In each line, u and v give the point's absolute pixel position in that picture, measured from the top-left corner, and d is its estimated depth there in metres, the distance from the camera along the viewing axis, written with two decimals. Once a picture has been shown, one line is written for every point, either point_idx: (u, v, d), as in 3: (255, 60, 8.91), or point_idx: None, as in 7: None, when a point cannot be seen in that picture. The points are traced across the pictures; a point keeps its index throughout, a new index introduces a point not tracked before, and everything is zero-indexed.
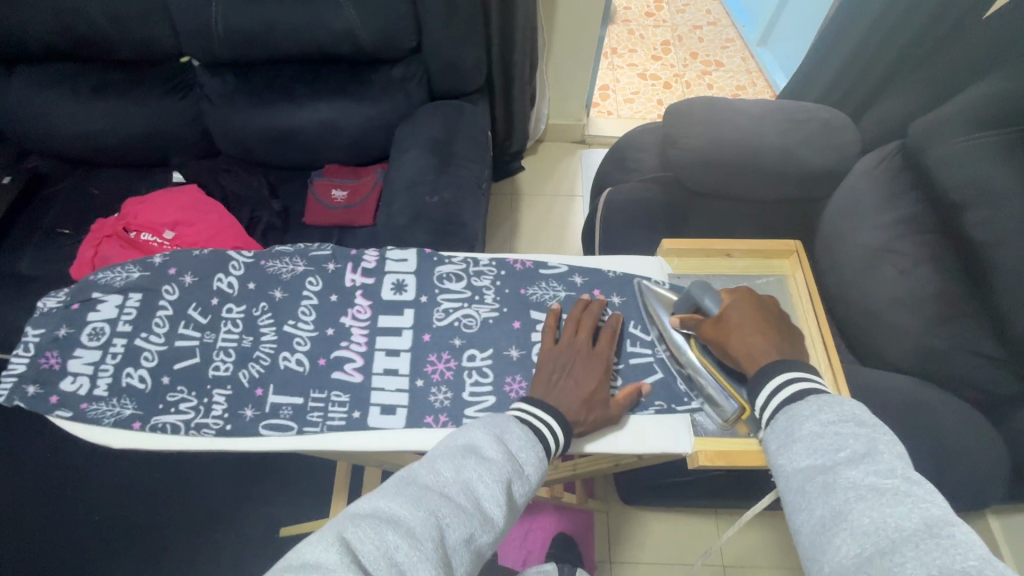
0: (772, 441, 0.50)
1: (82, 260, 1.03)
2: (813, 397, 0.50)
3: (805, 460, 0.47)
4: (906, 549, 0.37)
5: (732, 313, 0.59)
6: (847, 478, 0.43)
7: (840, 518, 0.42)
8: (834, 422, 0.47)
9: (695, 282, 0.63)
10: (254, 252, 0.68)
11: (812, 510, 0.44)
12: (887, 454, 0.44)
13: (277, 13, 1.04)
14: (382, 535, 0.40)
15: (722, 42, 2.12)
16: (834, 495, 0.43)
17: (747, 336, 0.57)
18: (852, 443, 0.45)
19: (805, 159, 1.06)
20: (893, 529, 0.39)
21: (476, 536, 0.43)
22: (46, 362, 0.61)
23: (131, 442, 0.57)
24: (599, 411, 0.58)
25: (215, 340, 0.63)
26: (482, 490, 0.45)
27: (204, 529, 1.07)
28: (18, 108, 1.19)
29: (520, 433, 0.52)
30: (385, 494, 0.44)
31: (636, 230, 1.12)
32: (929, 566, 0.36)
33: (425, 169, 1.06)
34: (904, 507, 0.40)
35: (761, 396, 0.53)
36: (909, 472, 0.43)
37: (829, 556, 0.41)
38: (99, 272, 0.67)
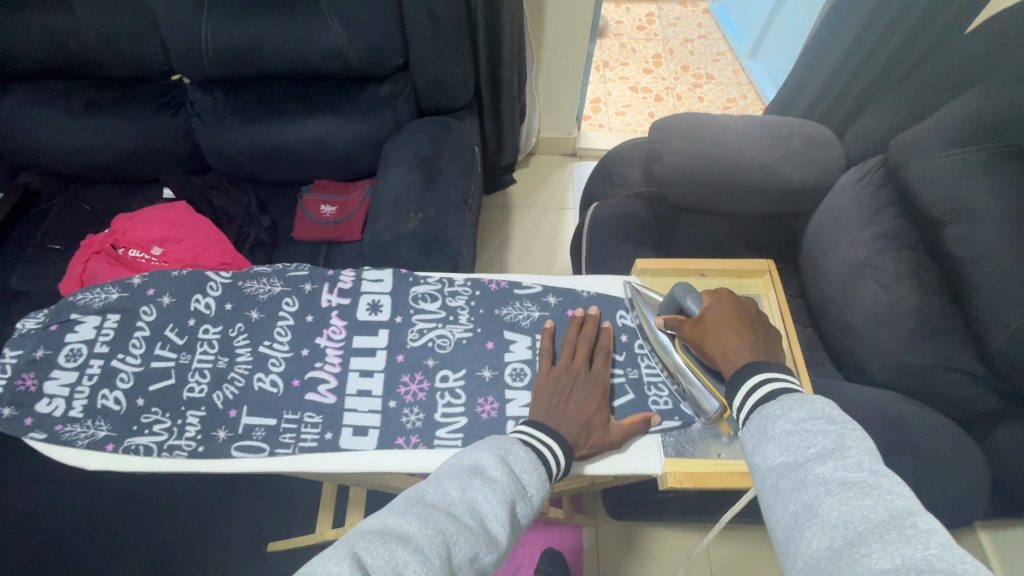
0: (747, 441, 0.49)
1: (71, 276, 1.04)
2: (784, 397, 0.49)
3: (778, 458, 0.45)
4: (871, 540, 0.36)
5: (709, 314, 0.60)
6: (817, 474, 0.42)
7: (811, 514, 0.40)
8: (804, 419, 0.46)
9: (678, 284, 0.64)
10: (232, 272, 0.69)
11: (785, 506, 0.42)
12: (856, 448, 0.43)
13: (265, 32, 1.05)
14: (392, 551, 0.38)
15: (713, 55, 2.14)
16: (804, 491, 0.42)
17: (722, 335, 0.57)
18: (820, 439, 0.44)
19: (788, 174, 1.07)
20: (860, 520, 0.38)
21: (481, 557, 0.41)
22: (23, 384, 0.61)
23: (105, 464, 0.58)
24: (598, 434, 0.59)
25: (191, 361, 0.63)
26: (487, 512, 0.44)
27: (193, 545, 1.08)
28: (11, 126, 1.21)
29: (525, 455, 0.51)
30: (394, 511, 0.42)
31: (622, 245, 1.13)
32: (893, 556, 0.35)
33: (412, 184, 1.07)
34: (870, 498, 0.39)
35: (739, 393, 0.52)
36: (877, 464, 0.41)
37: (801, 554, 0.39)
38: (79, 293, 0.67)
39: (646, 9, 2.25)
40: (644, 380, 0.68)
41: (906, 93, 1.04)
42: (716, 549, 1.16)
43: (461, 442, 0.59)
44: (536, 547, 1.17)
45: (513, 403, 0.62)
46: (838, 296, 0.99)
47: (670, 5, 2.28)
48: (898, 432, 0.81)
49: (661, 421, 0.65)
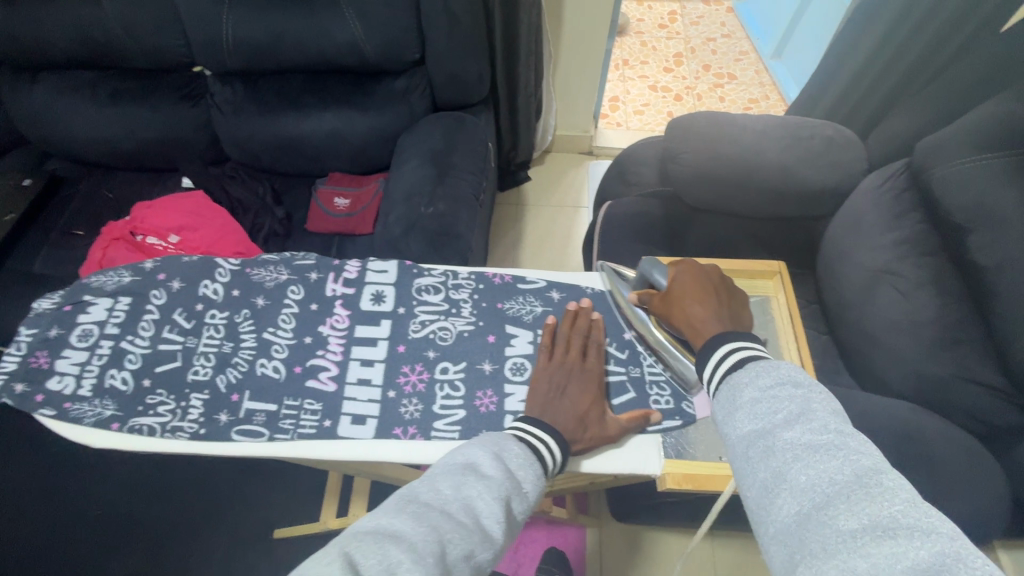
0: (717, 410, 0.48)
1: (91, 261, 1.06)
2: (749, 366, 0.47)
3: (746, 426, 0.44)
4: (839, 502, 0.36)
5: (674, 286, 0.60)
6: (785, 440, 0.41)
7: (780, 480, 0.39)
8: (770, 386, 0.45)
9: (645, 259, 0.65)
10: (241, 259, 0.70)
11: (755, 474, 0.41)
12: (821, 410, 0.42)
13: (284, 25, 1.07)
14: (384, 552, 0.37)
15: (736, 54, 2.10)
16: (773, 458, 0.40)
17: (685, 305, 0.57)
18: (787, 404, 0.43)
19: (807, 176, 1.05)
20: (827, 482, 0.37)
21: (476, 553, 0.41)
22: (35, 361, 0.63)
23: (110, 442, 0.59)
24: (595, 427, 0.58)
25: (197, 345, 0.64)
26: (482, 509, 0.44)
27: (202, 528, 1.10)
28: (40, 114, 1.25)
29: (521, 452, 0.51)
30: (386, 511, 0.41)
31: (635, 244, 1.12)
32: (863, 516, 0.35)
33: (423, 179, 1.07)
34: (837, 459, 0.38)
35: (710, 362, 0.50)
36: (843, 424, 0.41)
37: (771, 519, 0.39)
38: (93, 276, 0.69)
39: (669, 7, 2.23)
40: (646, 379, 0.67)
41: (933, 95, 1.01)
42: (724, 556, 1.14)
43: (459, 434, 0.59)
44: (539, 546, 1.17)
45: (513, 397, 0.61)
46: (856, 303, 0.96)
47: (693, 3, 2.25)
48: (914, 444, 0.79)
49: (662, 421, 0.63)
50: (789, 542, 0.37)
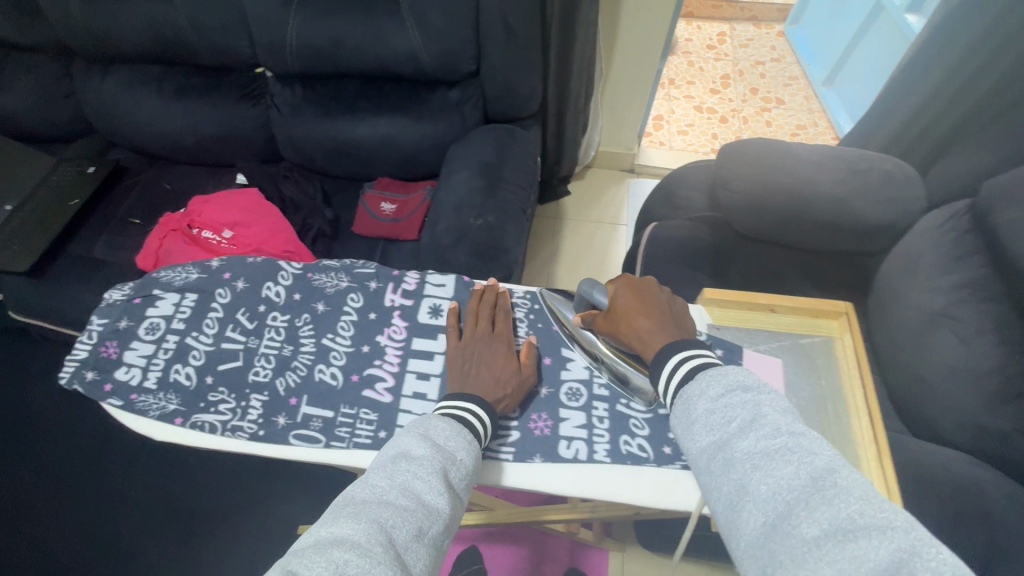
0: (677, 425, 0.51)
1: (148, 251, 1.11)
2: (700, 376, 0.52)
3: (705, 439, 0.48)
4: (800, 509, 0.39)
5: (617, 303, 0.61)
6: (742, 449, 0.45)
7: (743, 492, 0.43)
8: (722, 395, 0.49)
9: (584, 281, 0.66)
10: (303, 264, 0.72)
11: (720, 488, 0.45)
12: (772, 415, 0.46)
13: (345, 31, 1.10)
14: (327, 556, 0.37)
15: (785, 79, 2.07)
16: (734, 470, 0.44)
17: (634, 320, 0.59)
18: (740, 412, 0.47)
19: (864, 211, 1.02)
20: (786, 490, 0.40)
21: (426, 530, 0.43)
22: (105, 351, 0.65)
23: (172, 436, 0.60)
24: (513, 384, 0.61)
25: (258, 345, 0.65)
26: (420, 488, 0.46)
27: (238, 520, 1.15)
28: (109, 105, 1.30)
29: (446, 426, 0.53)
30: (323, 522, 0.41)
31: (679, 268, 1.11)
32: (821, 522, 0.37)
33: (473, 190, 1.08)
34: (792, 464, 0.41)
35: (663, 373, 0.54)
36: (793, 424, 0.44)
37: (740, 533, 0.42)
38: (161, 271, 0.71)
39: (718, 28, 2.23)
40: None
41: (1000, 135, 0.98)
42: None
43: (512, 457, 0.60)
44: (562, 565, 1.16)
45: (567, 422, 0.63)
46: (910, 346, 0.93)
47: (743, 26, 2.24)
48: (970, 500, 0.75)
49: None
50: (758, 552, 0.40)
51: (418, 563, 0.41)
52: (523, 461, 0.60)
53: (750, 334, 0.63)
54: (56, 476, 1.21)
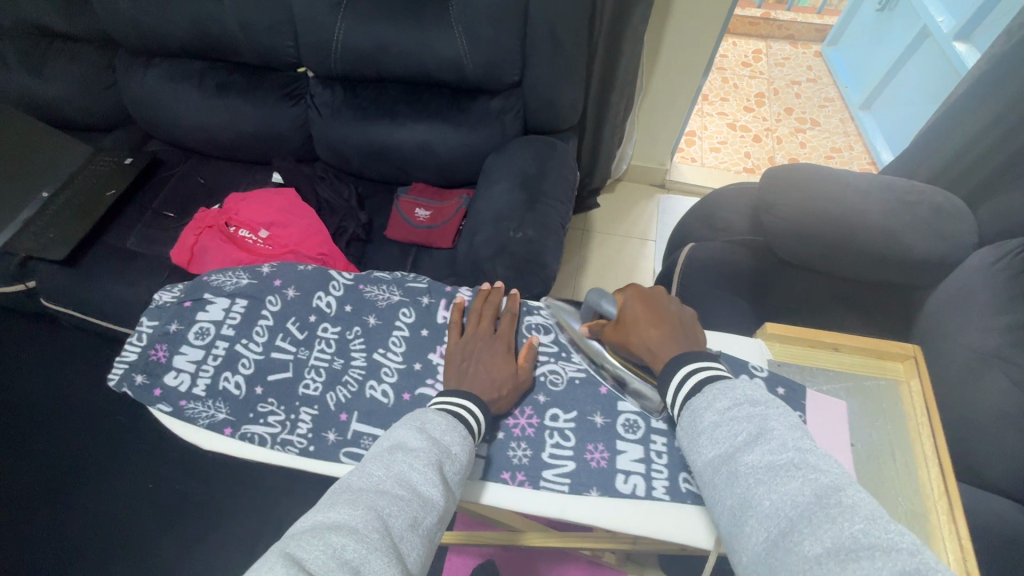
0: (684, 436, 0.54)
1: (183, 246, 1.11)
2: (708, 388, 0.54)
3: (711, 452, 0.50)
4: (802, 526, 0.41)
5: (626, 313, 0.62)
6: (746, 463, 0.47)
7: (747, 507, 0.45)
8: (729, 409, 0.51)
9: (591, 290, 0.65)
10: (354, 274, 0.71)
11: (725, 501, 0.47)
12: (779, 431, 0.48)
13: (392, 37, 1.09)
14: (326, 540, 0.41)
15: (821, 100, 2.05)
16: (738, 484, 0.46)
17: (643, 331, 0.60)
18: (745, 426, 0.49)
19: (912, 244, 1.00)
20: (790, 506, 0.42)
21: (421, 519, 0.46)
22: (155, 354, 0.65)
23: (221, 446, 0.59)
24: (510, 384, 0.62)
25: (308, 357, 0.65)
26: (416, 479, 0.48)
27: (257, 522, 1.14)
28: (150, 98, 1.31)
29: (441, 419, 0.55)
30: (321, 508, 0.44)
31: (717, 292, 1.09)
32: (824, 539, 0.39)
33: (513, 203, 1.07)
34: (796, 480, 0.43)
35: (670, 387, 0.56)
36: (798, 439, 0.46)
37: (744, 545, 0.44)
38: (211, 274, 0.71)
39: (754, 45, 2.21)
40: None
41: None
42: None
43: (568, 488, 0.58)
44: None
45: (625, 454, 0.60)
46: (956, 386, 0.90)
47: (780, 44, 2.22)
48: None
49: None
50: (762, 566, 0.42)
51: (412, 552, 0.44)
52: (580, 494, 0.58)
53: (814, 372, 0.61)
54: (79, 466, 1.21)
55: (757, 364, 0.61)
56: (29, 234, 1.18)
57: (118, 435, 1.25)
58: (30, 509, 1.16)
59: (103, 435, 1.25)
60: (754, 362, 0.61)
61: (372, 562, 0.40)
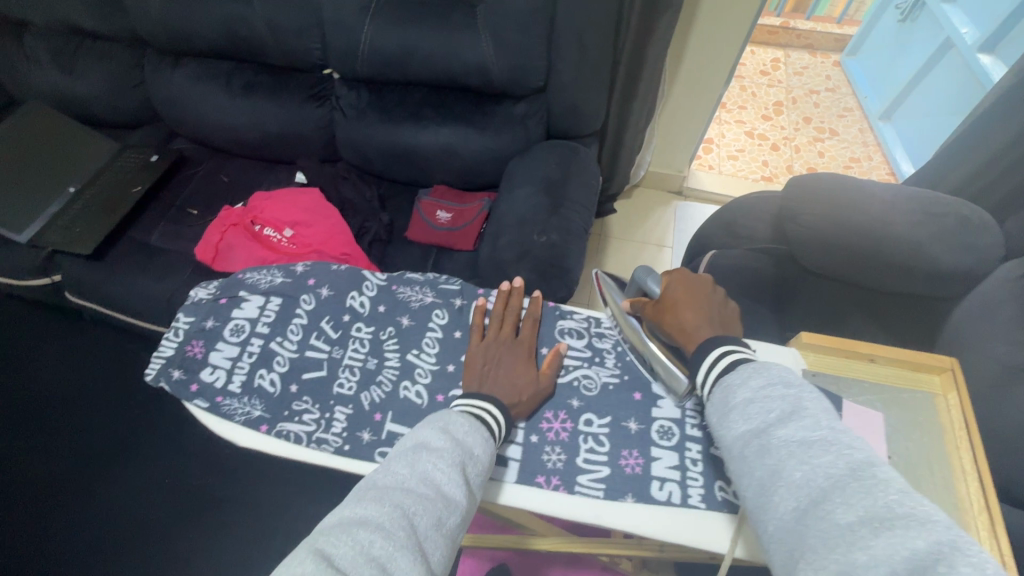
0: (713, 413, 0.53)
1: (209, 243, 1.12)
2: (742, 367, 0.53)
3: (741, 427, 0.49)
4: (835, 496, 0.41)
5: (668, 292, 0.64)
6: (779, 437, 0.46)
7: (777, 477, 0.44)
8: (762, 387, 0.50)
9: (640, 269, 0.69)
10: (387, 275, 0.72)
11: (753, 473, 0.46)
12: (812, 409, 0.47)
13: (419, 41, 1.10)
14: (353, 536, 0.41)
15: (840, 110, 2.04)
16: (769, 456, 0.46)
17: (680, 308, 0.62)
18: (779, 403, 0.48)
19: (938, 257, 0.99)
20: (823, 478, 0.42)
21: (444, 519, 0.46)
22: (191, 350, 0.66)
23: (257, 443, 0.60)
24: (530, 389, 0.62)
25: (343, 356, 0.66)
26: (440, 479, 0.48)
27: (272, 520, 1.14)
28: (177, 97, 1.32)
29: (464, 421, 0.55)
30: (349, 504, 0.45)
31: (739, 300, 1.09)
32: (857, 508, 0.40)
33: (537, 207, 1.07)
34: (830, 453, 0.43)
35: (703, 366, 0.56)
36: (832, 418, 0.46)
37: (770, 514, 0.44)
38: (246, 273, 0.73)
39: (772, 54, 2.21)
40: None
41: None
42: None
43: (603, 494, 0.58)
44: None
45: (659, 461, 0.60)
46: (982, 401, 0.89)
47: (799, 53, 2.22)
48: None
49: None
50: (789, 534, 0.42)
51: (436, 551, 0.44)
52: (614, 500, 0.58)
53: (849, 383, 0.61)
54: (99, 459, 1.22)
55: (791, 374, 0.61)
56: (58, 229, 1.20)
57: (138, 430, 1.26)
58: (51, 501, 1.17)
59: (122, 428, 1.26)
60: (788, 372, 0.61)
61: (399, 560, 0.40)
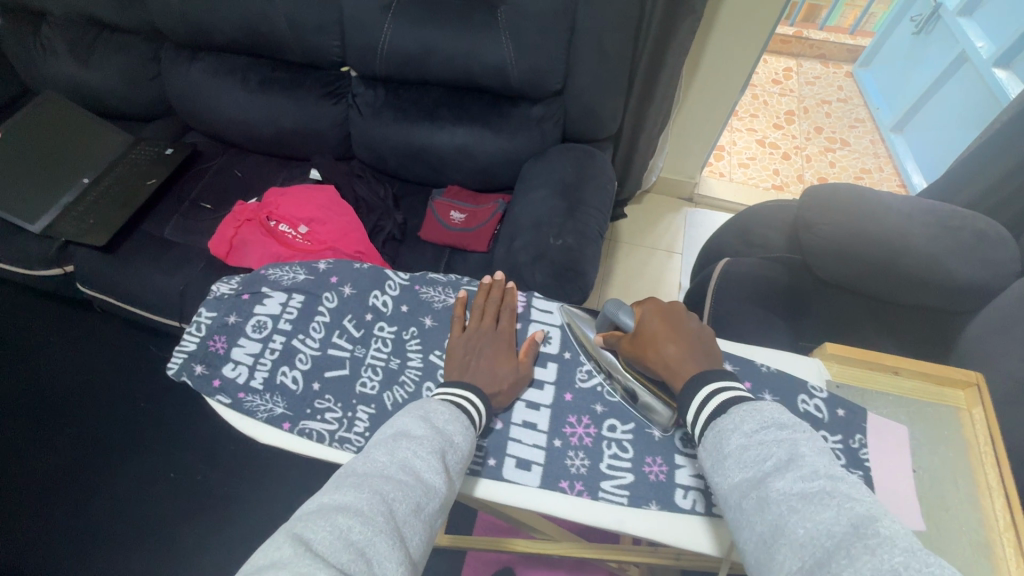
0: (707, 459, 0.51)
1: (223, 237, 1.13)
2: (735, 410, 0.51)
3: (739, 476, 0.47)
4: (840, 558, 0.38)
5: (644, 327, 0.61)
6: (777, 489, 0.44)
7: (779, 533, 0.42)
8: (758, 432, 0.48)
9: (609, 301, 0.65)
10: (409, 274, 0.73)
11: (753, 527, 0.44)
12: (811, 457, 0.45)
13: (439, 41, 1.10)
14: (333, 521, 0.41)
15: (851, 121, 2.04)
16: (769, 510, 0.43)
17: (661, 346, 0.59)
18: (775, 450, 0.46)
19: (953, 270, 0.99)
20: (826, 536, 0.40)
21: (423, 505, 0.46)
22: (214, 345, 0.68)
23: (279, 440, 0.60)
24: (511, 378, 0.63)
25: (365, 355, 0.66)
26: (419, 466, 0.49)
27: (278, 517, 1.13)
28: (193, 90, 1.32)
29: (444, 409, 0.56)
30: (328, 490, 0.45)
31: (752, 308, 1.09)
32: (864, 572, 0.37)
33: (553, 210, 1.07)
34: (832, 508, 0.41)
35: (693, 405, 0.54)
36: (832, 467, 0.44)
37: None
38: (269, 269, 0.74)
39: (784, 64, 2.22)
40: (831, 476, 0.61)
41: None
42: None
43: (627, 500, 0.58)
44: None
45: (683, 469, 0.60)
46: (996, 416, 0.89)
47: (811, 63, 2.23)
48: None
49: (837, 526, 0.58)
50: None
51: (415, 537, 0.44)
52: (639, 507, 0.58)
53: (873, 396, 0.61)
54: (106, 450, 1.22)
55: (814, 385, 0.61)
56: (71, 220, 1.20)
57: (144, 424, 1.25)
58: (58, 491, 1.18)
59: (129, 421, 1.26)
60: (811, 383, 0.62)
61: (377, 544, 0.41)
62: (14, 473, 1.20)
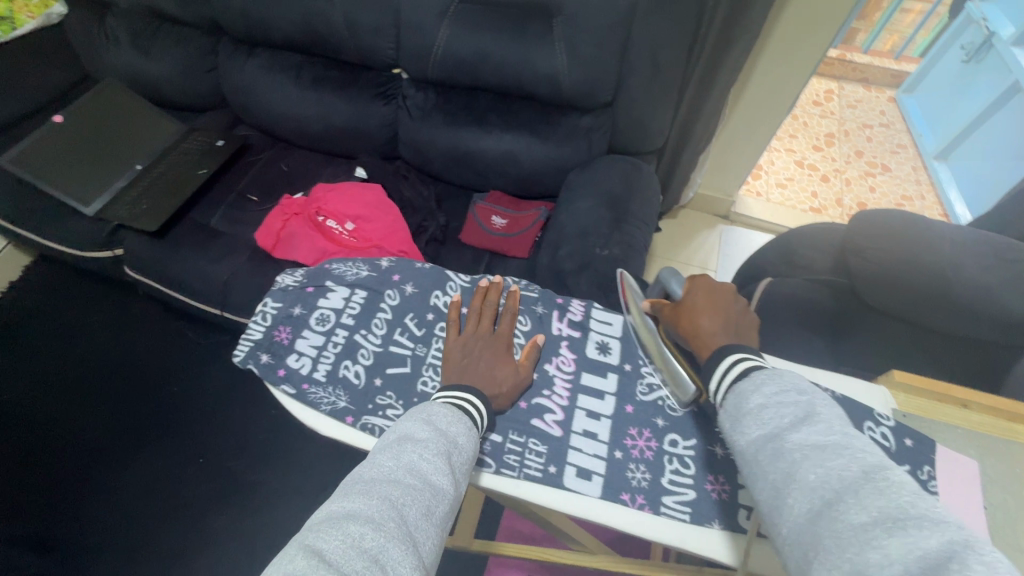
0: (724, 418, 0.51)
1: (271, 229, 1.15)
2: (756, 372, 0.51)
3: (753, 431, 0.48)
4: (849, 497, 0.39)
5: (687, 298, 0.63)
6: (792, 441, 0.45)
7: (790, 479, 0.43)
8: (775, 392, 0.49)
9: (664, 269, 0.68)
10: (469, 276, 0.76)
11: (766, 476, 0.45)
12: (827, 415, 0.46)
13: (494, 48, 1.11)
14: (344, 530, 0.41)
15: (893, 146, 2.02)
16: (782, 460, 0.44)
17: (700, 316, 0.60)
18: (792, 408, 0.47)
19: (1008, 305, 0.96)
20: (836, 480, 0.41)
21: (432, 508, 0.46)
22: (279, 336, 0.71)
23: (342, 434, 0.61)
24: (510, 382, 0.65)
25: (426, 354, 0.68)
26: (426, 469, 0.49)
27: (302, 510, 1.14)
28: (248, 85, 1.35)
29: (445, 412, 0.56)
30: (334, 500, 0.45)
31: (793, 331, 1.08)
32: (871, 509, 0.38)
33: (598, 221, 1.07)
34: (844, 457, 0.42)
35: (713, 373, 0.54)
36: (846, 426, 0.45)
37: (784, 517, 0.42)
38: (332, 264, 0.77)
39: (826, 85, 2.21)
40: None
41: None
42: None
43: (689, 518, 0.57)
44: None
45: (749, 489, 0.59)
46: None
47: (852, 87, 2.21)
48: None
49: None
50: (802, 537, 0.40)
51: (427, 542, 0.44)
52: (701, 525, 0.57)
53: (940, 428, 0.61)
54: (139, 431, 1.25)
55: (882, 413, 0.61)
56: (122, 205, 1.23)
57: (180, 407, 1.28)
58: (90, 467, 1.20)
59: (164, 405, 1.28)
60: (878, 410, 0.61)
61: (391, 550, 0.41)
62: (49, 447, 1.23)
